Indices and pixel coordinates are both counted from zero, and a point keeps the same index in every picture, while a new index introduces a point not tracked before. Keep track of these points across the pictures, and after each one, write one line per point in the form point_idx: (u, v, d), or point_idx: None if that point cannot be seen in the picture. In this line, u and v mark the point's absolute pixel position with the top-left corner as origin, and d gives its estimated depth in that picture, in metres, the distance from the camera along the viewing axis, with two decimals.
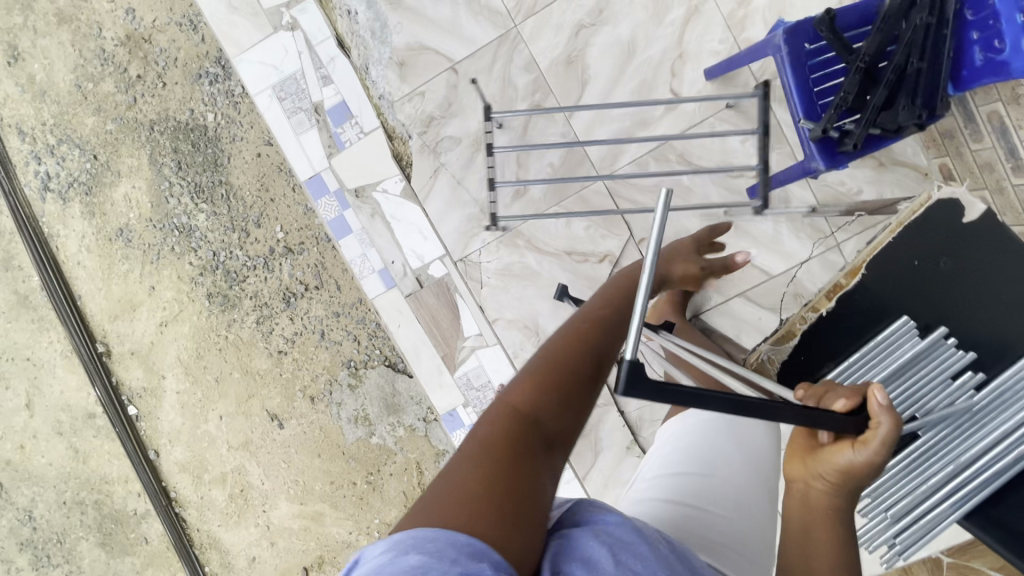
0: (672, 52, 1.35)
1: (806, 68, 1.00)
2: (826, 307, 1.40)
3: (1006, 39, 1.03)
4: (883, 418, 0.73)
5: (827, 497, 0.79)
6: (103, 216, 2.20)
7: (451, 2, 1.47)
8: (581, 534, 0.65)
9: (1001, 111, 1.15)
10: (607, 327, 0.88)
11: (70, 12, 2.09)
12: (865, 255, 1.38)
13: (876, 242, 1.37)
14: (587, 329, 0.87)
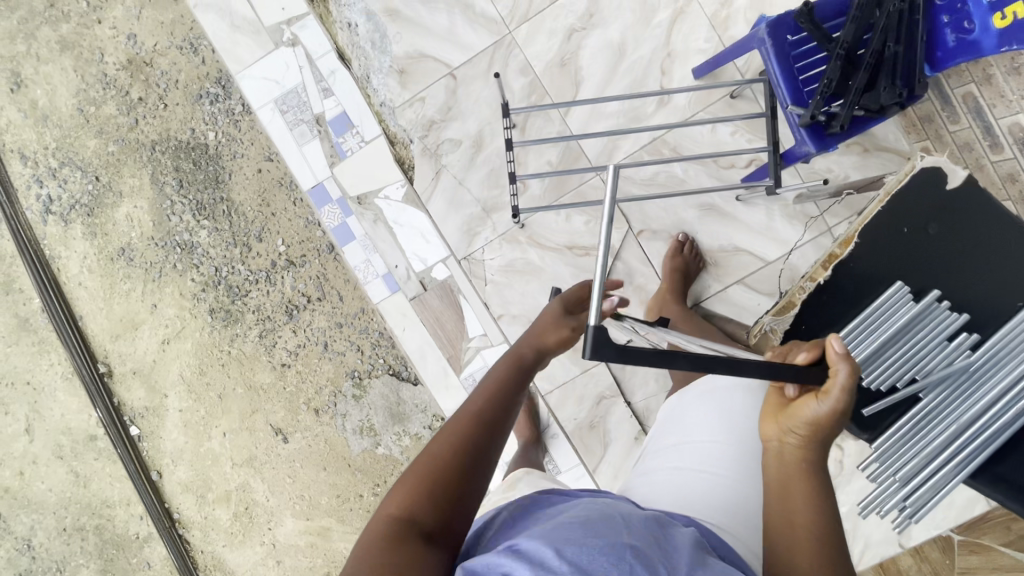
0: (661, 52, 1.41)
1: (789, 58, 1.04)
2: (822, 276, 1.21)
3: (976, 19, 1.10)
4: (838, 367, 0.83)
5: (799, 452, 0.87)
6: (105, 236, 2.22)
7: (447, 12, 1.53)
8: (532, 545, 0.72)
9: (975, 92, 1.36)
10: (489, 419, 0.95)
11: (72, 39, 2.15)
12: (856, 226, 1.16)
13: (867, 213, 1.17)
14: (469, 426, 0.93)
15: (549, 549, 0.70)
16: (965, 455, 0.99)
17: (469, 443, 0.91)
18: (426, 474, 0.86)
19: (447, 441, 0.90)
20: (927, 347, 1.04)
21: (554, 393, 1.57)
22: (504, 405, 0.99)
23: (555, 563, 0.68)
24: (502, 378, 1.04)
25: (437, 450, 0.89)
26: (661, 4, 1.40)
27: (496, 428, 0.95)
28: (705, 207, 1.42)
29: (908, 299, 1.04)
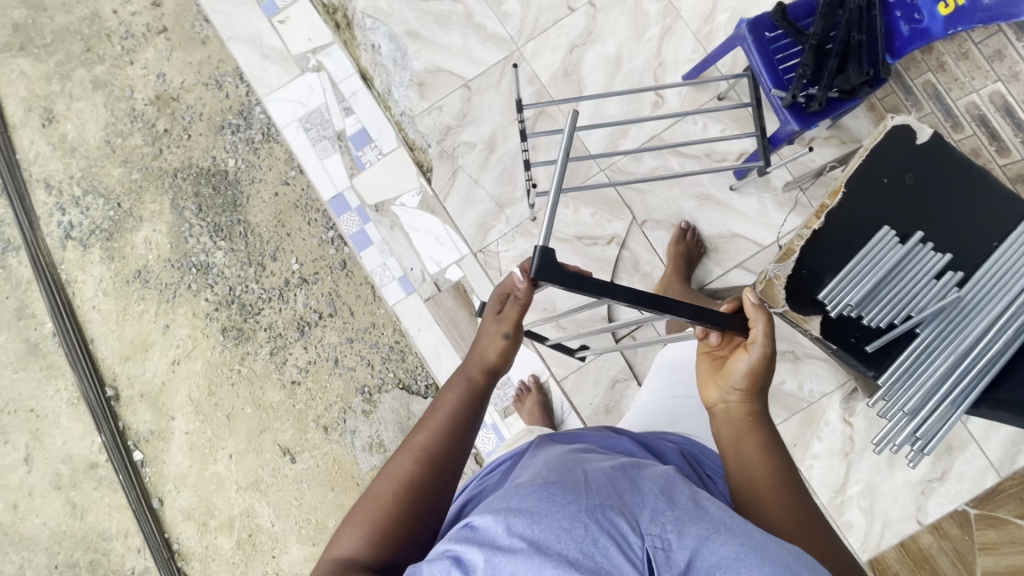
0: (654, 62, 1.59)
1: (768, 51, 1.20)
2: (817, 223, 1.04)
3: (924, 10, 1.23)
4: (757, 317, 0.93)
5: (744, 406, 0.94)
6: (122, 259, 2.29)
7: (461, 33, 1.70)
8: (490, 521, 0.74)
9: (933, 80, 1.49)
10: (438, 455, 0.90)
11: (105, 79, 2.31)
12: (842, 178, 1.05)
13: (850, 166, 1.05)
14: (418, 464, 0.88)
15: (504, 526, 0.72)
16: (961, 388, 0.95)
17: (418, 481, 0.87)
18: (375, 516, 0.84)
19: (395, 480, 0.87)
20: (918, 288, 0.99)
21: (570, 378, 1.62)
22: (455, 438, 0.93)
23: (506, 542, 0.70)
24: (451, 407, 0.96)
25: (385, 490, 0.86)
26: (652, 22, 1.59)
27: (446, 465, 0.90)
28: (702, 197, 1.54)
29: (895, 239, 1.00)
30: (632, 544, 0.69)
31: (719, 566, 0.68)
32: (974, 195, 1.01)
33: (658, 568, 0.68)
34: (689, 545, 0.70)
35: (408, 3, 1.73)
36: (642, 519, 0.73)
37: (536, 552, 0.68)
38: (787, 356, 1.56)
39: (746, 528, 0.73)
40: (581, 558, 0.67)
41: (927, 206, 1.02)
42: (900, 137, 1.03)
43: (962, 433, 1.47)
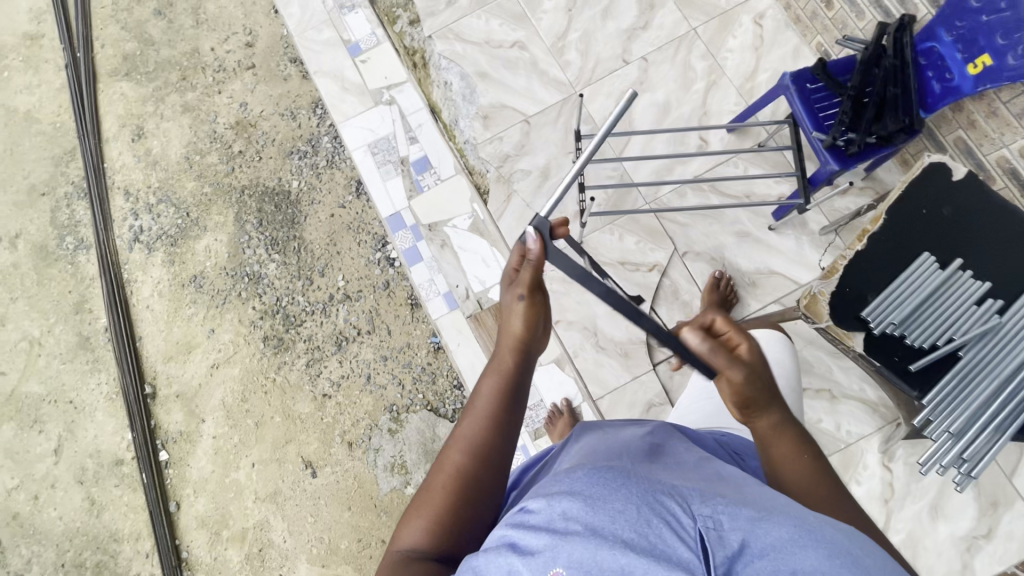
0: (699, 111, 1.77)
1: (810, 100, 1.33)
2: (857, 246, 1.12)
3: (955, 70, 1.34)
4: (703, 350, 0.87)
5: (764, 426, 0.85)
6: (182, 264, 2.45)
7: (526, 76, 1.89)
8: (539, 504, 0.59)
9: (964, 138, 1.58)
10: (485, 443, 0.82)
11: (194, 104, 2.58)
12: (881, 207, 1.14)
13: (888, 197, 1.13)
14: (468, 456, 0.80)
15: (553, 509, 0.57)
16: (1006, 411, 1.00)
17: (469, 472, 0.79)
18: (430, 510, 0.77)
19: (447, 473, 0.80)
20: (956, 315, 1.06)
21: (605, 398, 1.64)
22: (500, 423, 0.84)
23: (560, 526, 0.54)
24: (490, 392, 0.87)
25: (437, 483, 0.79)
26: (699, 77, 1.79)
27: (497, 450, 0.82)
28: (741, 234, 1.63)
29: (934, 265, 1.07)
30: (684, 525, 0.54)
31: (778, 549, 0.52)
32: (1011, 227, 1.08)
33: (713, 549, 0.51)
34: (743, 526, 0.54)
35: (480, 49, 1.94)
36: (693, 501, 0.57)
37: (592, 532, 0.52)
38: (824, 395, 1.57)
39: (799, 511, 0.59)
40: (638, 539, 0.51)
41: (969, 238, 1.09)
42: (937, 172, 1.10)
43: (1008, 490, 1.45)
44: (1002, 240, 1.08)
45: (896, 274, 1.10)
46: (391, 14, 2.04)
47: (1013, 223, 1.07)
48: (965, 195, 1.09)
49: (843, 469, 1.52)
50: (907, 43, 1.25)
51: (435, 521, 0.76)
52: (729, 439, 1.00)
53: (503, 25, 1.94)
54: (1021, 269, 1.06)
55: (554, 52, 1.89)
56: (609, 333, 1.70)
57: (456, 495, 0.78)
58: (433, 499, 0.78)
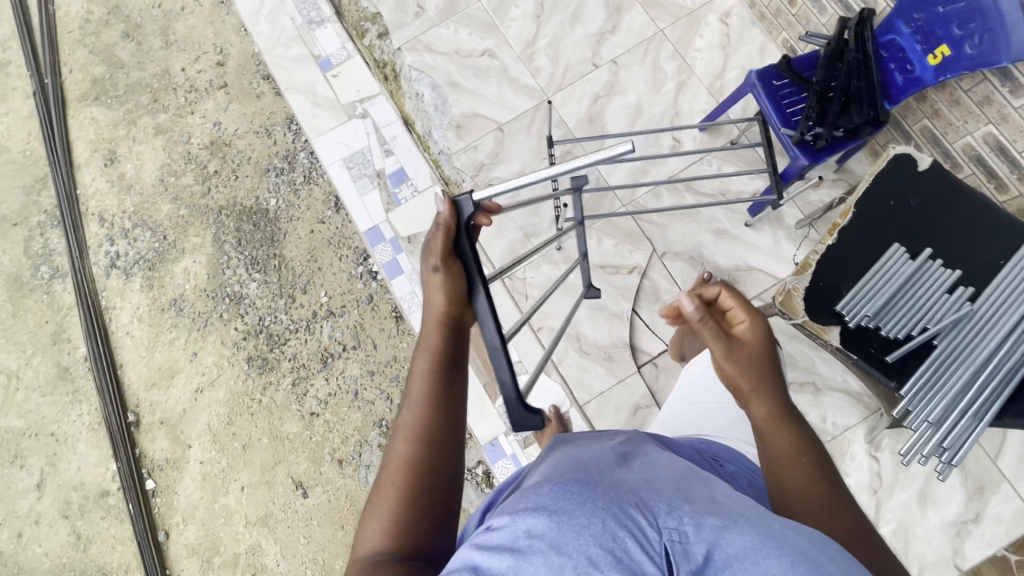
0: (670, 111, 1.78)
1: (777, 97, 1.35)
2: (829, 241, 1.13)
3: (915, 61, 1.36)
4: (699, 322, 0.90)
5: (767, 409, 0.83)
6: (161, 288, 2.41)
7: (497, 84, 1.90)
8: (502, 521, 0.57)
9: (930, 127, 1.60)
10: (432, 427, 0.79)
11: (167, 125, 2.55)
12: (851, 200, 1.15)
13: (856, 190, 1.15)
14: (416, 446, 0.78)
15: (516, 527, 0.55)
16: (982, 399, 1.01)
17: (422, 462, 0.77)
18: (386, 510, 0.75)
19: (398, 468, 0.77)
20: (927, 304, 1.07)
21: (591, 404, 1.63)
22: (444, 404, 0.80)
23: (524, 544, 0.53)
24: (426, 373, 0.81)
25: (390, 480, 0.77)
26: (668, 78, 1.80)
27: (446, 433, 0.79)
28: (719, 232, 1.64)
29: (905, 255, 1.09)
30: (650, 539, 0.53)
31: (742, 560, 0.52)
32: (979, 215, 1.08)
33: (678, 564, 0.51)
34: (707, 537, 0.54)
35: (449, 59, 1.94)
36: (658, 512, 0.57)
37: (556, 551, 0.51)
38: (808, 388, 1.58)
39: (762, 519, 0.58)
40: (605, 556, 0.50)
41: (939, 227, 1.10)
42: (902, 164, 1.11)
43: (993, 472, 1.47)
44: (972, 228, 1.09)
45: (868, 265, 1.11)
46: (360, 28, 2.04)
47: (981, 211, 1.08)
48: (932, 184, 1.10)
49: (832, 461, 1.52)
50: (868, 36, 1.27)
51: (393, 519, 0.74)
52: (710, 448, 0.99)
53: (472, 34, 1.94)
54: (989, 257, 1.08)
55: (524, 58, 1.90)
56: (592, 337, 1.68)
57: (411, 489, 0.76)
58: (386, 498, 0.76)
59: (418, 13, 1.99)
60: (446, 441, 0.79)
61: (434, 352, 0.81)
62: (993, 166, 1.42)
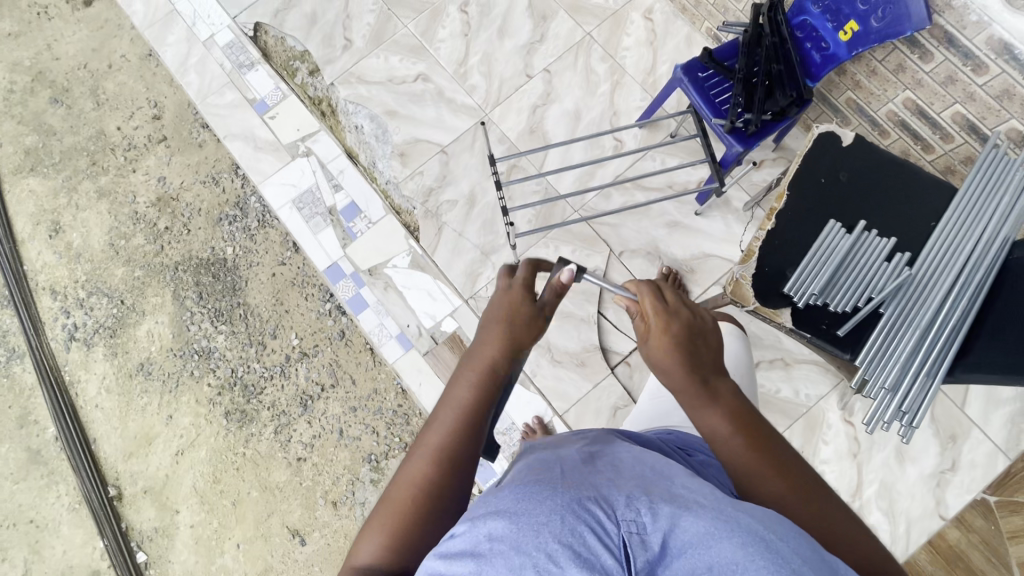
0: (608, 112, 1.81)
1: (704, 87, 1.40)
2: (769, 225, 1.16)
3: (829, 39, 1.41)
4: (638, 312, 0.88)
5: (713, 414, 0.77)
6: (125, 353, 2.34)
7: (435, 107, 1.90)
8: (463, 527, 0.57)
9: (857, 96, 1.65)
10: (454, 452, 0.79)
11: (109, 188, 2.48)
12: (784, 182, 1.18)
13: (787, 172, 1.18)
14: (431, 464, 0.78)
15: (478, 531, 0.56)
16: (930, 363, 1.06)
17: (435, 483, 0.77)
18: (388, 524, 0.75)
19: (411, 483, 0.77)
20: (869, 274, 1.10)
21: (572, 411, 1.65)
22: (472, 432, 0.81)
23: (486, 548, 0.53)
24: (467, 392, 0.83)
25: (401, 492, 0.77)
26: (602, 79, 1.82)
27: (465, 462, 0.79)
28: (671, 224, 1.67)
29: (841, 231, 1.11)
30: (608, 530, 0.55)
31: (694, 546, 0.54)
32: (903, 184, 1.13)
33: (635, 554, 0.52)
34: (663, 525, 0.56)
35: (384, 88, 1.94)
36: (616, 504, 0.59)
37: (516, 550, 0.52)
38: (778, 364, 1.61)
39: (717, 505, 0.60)
40: (564, 550, 0.51)
41: (869, 199, 1.13)
42: (828, 142, 1.14)
43: (962, 420, 1.53)
44: (899, 196, 1.13)
45: (806, 245, 1.14)
46: (291, 68, 2.03)
47: (904, 180, 1.12)
48: (856, 159, 1.14)
49: (809, 433, 1.56)
50: (781, 19, 1.27)
51: (399, 529, 0.74)
52: (673, 437, 1.00)
53: (404, 60, 1.95)
54: (918, 223, 1.12)
55: (458, 78, 1.90)
56: (562, 345, 1.71)
57: (422, 505, 0.76)
58: (393, 506, 0.76)
59: (347, 46, 1.99)
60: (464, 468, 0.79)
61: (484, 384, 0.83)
62: (917, 129, 1.49)
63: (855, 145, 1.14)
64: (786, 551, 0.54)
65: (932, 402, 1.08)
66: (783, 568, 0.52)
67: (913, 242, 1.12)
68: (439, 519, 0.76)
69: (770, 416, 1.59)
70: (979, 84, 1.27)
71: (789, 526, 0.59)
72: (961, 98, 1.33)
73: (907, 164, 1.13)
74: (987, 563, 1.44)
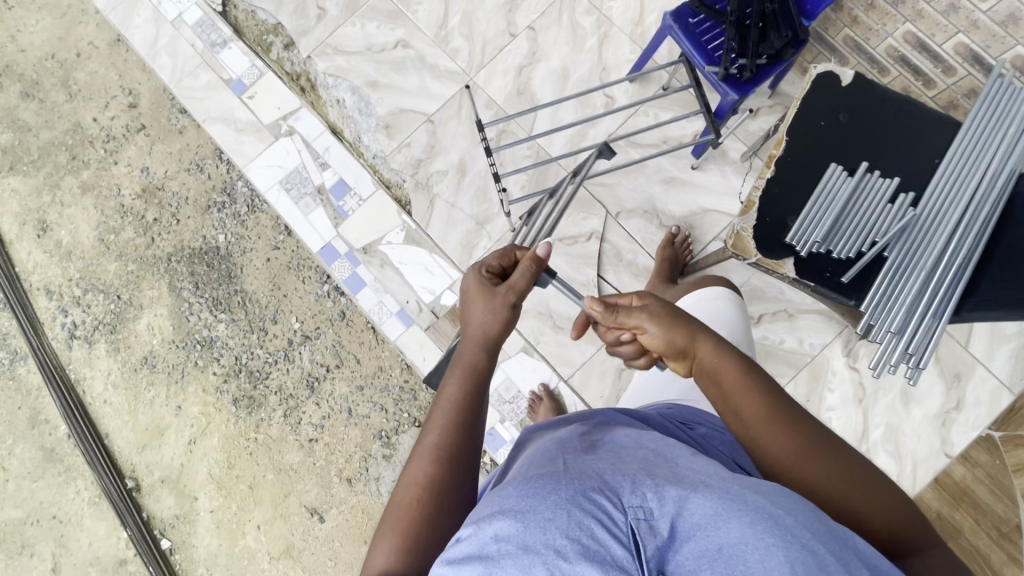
0: (597, 68, 1.74)
1: (696, 35, 1.35)
2: (769, 173, 1.12)
3: None
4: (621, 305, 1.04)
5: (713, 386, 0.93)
6: (128, 348, 2.34)
7: (417, 75, 1.84)
8: (469, 530, 0.62)
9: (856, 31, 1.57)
10: (452, 448, 0.90)
11: (92, 182, 2.43)
12: (783, 127, 1.13)
13: (786, 117, 1.13)
14: (434, 465, 0.88)
15: (484, 533, 0.60)
16: (937, 304, 1.05)
17: (440, 480, 0.87)
18: (399, 527, 0.83)
19: (417, 485, 0.86)
20: (873, 220, 1.07)
21: (576, 375, 1.68)
22: (465, 424, 0.93)
23: (494, 549, 0.58)
24: (458, 388, 0.97)
25: (410, 496, 0.85)
26: (589, 33, 1.75)
27: (462, 455, 0.90)
28: (668, 180, 1.63)
29: (843, 173, 1.08)
30: (616, 521, 0.59)
31: (704, 527, 0.58)
32: (907, 122, 1.09)
33: (644, 542, 0.57)
34: (671, 508, 0.61)
35: (363, 58, 1.87)
36: (622, 491, 0.63)
37: (524, 549, 0.56)
38: (781, 316, 1.61)
39: (723, 482, 0.65)
40: (572, 545, 0.55)
41: (871, 138, 1.09)
42: (825, 83, 1.10)
43: (967, 359, 1.53)
44: (903, 134, 1.09)
45: (803, 189, 1.11)
46: (264, 42, 1.95)
47: (908, 117, 1.08)
48: (858, 97, 1.09)
49: (814, 383, 1.57)
50: None
51: (411, 531, 0.82)
52: (673, 411, 1.04)
53: (381, 26, 1.87)
54: (922, 161, 1.09)
55: (439, 42, 1.83)
56: (562, 312, 1.72)
57: (429, 502, 0.85)
58: (403, 510, 0.85)
59: (321, 16, 1.91)
60: (461, 460, 0.90)
61: (471, 370, 0.99)
62: (918, 64, 1.43)
63: (857, 82, 1.09)
64: (794, 526, 0.59)
65: (938, 343, 1.07)
66: (792, 543, 0.57)
67: (915, 183, 1.09)
68: (445, 511, 0.85)
69: (774, 368, 1.60)
70: (982, 10, 1.25)
71: (791, 497, 0.65)
72: (964, 27, 1.29)
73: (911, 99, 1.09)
74: (993, 497, 1.47)
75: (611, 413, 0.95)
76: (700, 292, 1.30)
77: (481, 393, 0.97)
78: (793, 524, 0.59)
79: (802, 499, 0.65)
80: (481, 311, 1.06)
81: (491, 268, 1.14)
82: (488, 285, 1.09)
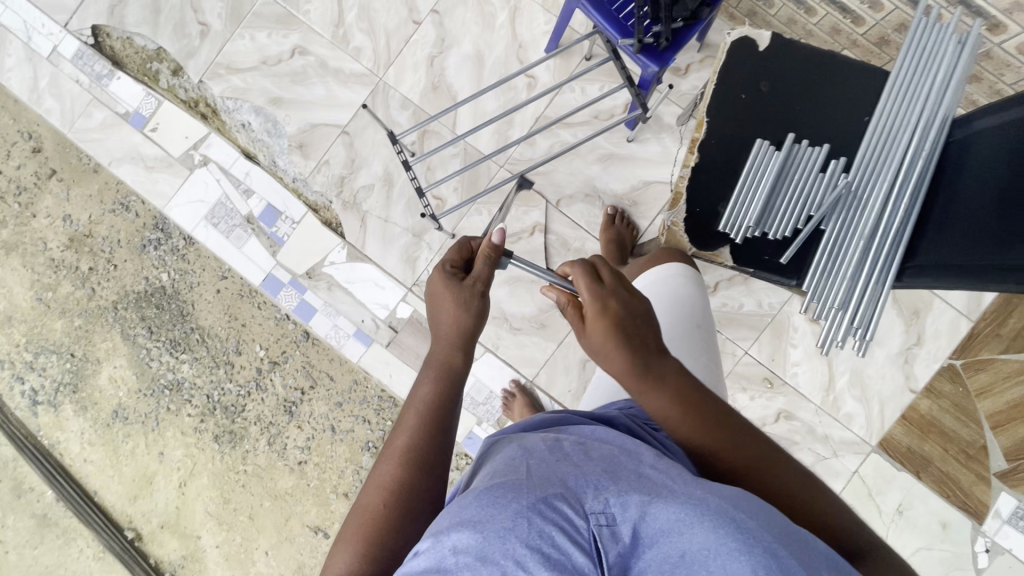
0: (514, 46, 1.69)
1: (605, 5, 1.24)
2: (694, 159, 1.12)
3: None
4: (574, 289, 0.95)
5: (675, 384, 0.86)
6: (96, 405, 2.29)
7: (323, 84, 1.77)
8: (427, 543, 0.57)
9: None
10: (420, 453, 0.85)
11: (14, 240, 2.28)
12: (702, 108, 1.12)
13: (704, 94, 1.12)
14: (401, 469, 0.83)
15: (441, 546, 0.56)
16: (883, 264, 1.04)
17: (405, 486, 0.82)
18: (361, 532, 0.79)
19: (383, 489, 0.82)
20: (809, 189, 1.05)
21: (542, 373, 1.67)
22: (436, 426, 0.88)
23: (452, 562, 0.54)
24: (427, 388, 0.92)
25: (374, 501, 0.82)
26: (498, 10, 1.70)
27: (431, 460, 0.85)
28: (604, 158, 1.59)
29: (770, 149, 1.06)
30: (579, 528, 0.57)
31: (667, 532, 0.57)
32: (827, 87, 1.07)
33: (607, 549, 0.57)
34: (633, 515, 0.59)
35: (261, 73, 1.78)
36: (584, 497, 0.61)
37: (483, 562, 0.53)
38: (737, 281, 1.60)
39: (680, 483, 0.63)
40: (533, 556, 0.53)
41: (791, 110, 1.08)
42: (744, 49, 1.08)
43: (923, 293, 1.55)
44: (825, 100, 1.08)
45: (727, 168, 1.11)
46: (151, 71, 1.83)
47: (825, 83, 1.07)
48: (773, 67, 1.08)
49: (776, 341, 1.60)
50: None
51: (374, 535, 0.79)
52: (635, 411, 0.99)
53: (273, 34, 1.78)
54: (847, 126, 1.07)
55: (338, 42, 1.76)
56: (518, 311, 1.70)
57: (395, 508, 0.81)
58: (367, 513, 0.81)
59: (204, 32, 1.80)
60: (432, 464, 0.85)
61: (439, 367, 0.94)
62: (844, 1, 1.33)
63: (768, 53, 1.08)
64: (753, 527, 0.58)
65: (882, 312, 1.06)
66: (752, 546, 0.55)
67: (842, 149, 1.08)
68: (410, 518, 0.81)
69: (737, 333, 1.61)
70: None
71: (752, 498, 0.63)
72: None
73: (828, 62, 1.07)
74: (957, 423, 1.54)
75: (568, 416, 0.90)
76: (651, 272, 1.17)
77: (454, 391, 0.92)
78: (754, 527, 0.57)
79: (766, 505, 0.63)
80: (444, 303, 1.00)
81: (454, 262, 1.06)
82: (452, 279, 1.02)
